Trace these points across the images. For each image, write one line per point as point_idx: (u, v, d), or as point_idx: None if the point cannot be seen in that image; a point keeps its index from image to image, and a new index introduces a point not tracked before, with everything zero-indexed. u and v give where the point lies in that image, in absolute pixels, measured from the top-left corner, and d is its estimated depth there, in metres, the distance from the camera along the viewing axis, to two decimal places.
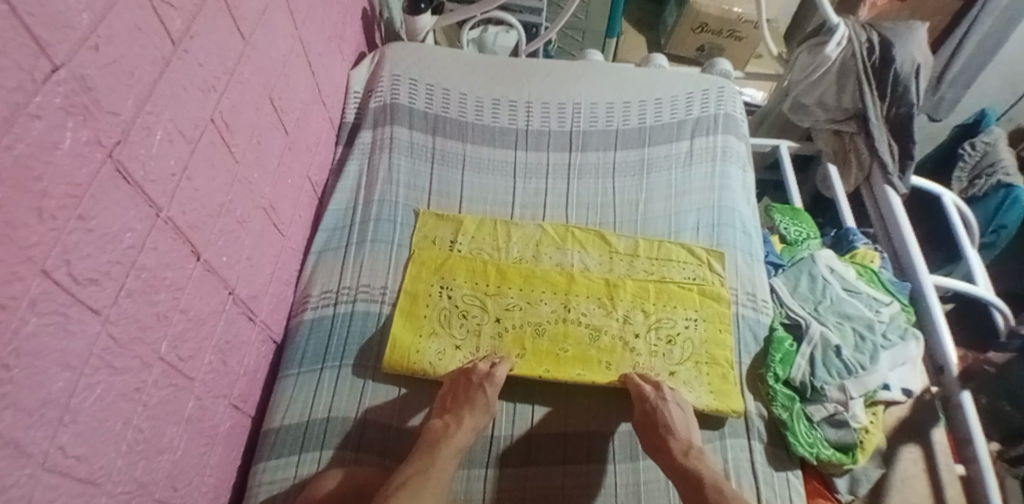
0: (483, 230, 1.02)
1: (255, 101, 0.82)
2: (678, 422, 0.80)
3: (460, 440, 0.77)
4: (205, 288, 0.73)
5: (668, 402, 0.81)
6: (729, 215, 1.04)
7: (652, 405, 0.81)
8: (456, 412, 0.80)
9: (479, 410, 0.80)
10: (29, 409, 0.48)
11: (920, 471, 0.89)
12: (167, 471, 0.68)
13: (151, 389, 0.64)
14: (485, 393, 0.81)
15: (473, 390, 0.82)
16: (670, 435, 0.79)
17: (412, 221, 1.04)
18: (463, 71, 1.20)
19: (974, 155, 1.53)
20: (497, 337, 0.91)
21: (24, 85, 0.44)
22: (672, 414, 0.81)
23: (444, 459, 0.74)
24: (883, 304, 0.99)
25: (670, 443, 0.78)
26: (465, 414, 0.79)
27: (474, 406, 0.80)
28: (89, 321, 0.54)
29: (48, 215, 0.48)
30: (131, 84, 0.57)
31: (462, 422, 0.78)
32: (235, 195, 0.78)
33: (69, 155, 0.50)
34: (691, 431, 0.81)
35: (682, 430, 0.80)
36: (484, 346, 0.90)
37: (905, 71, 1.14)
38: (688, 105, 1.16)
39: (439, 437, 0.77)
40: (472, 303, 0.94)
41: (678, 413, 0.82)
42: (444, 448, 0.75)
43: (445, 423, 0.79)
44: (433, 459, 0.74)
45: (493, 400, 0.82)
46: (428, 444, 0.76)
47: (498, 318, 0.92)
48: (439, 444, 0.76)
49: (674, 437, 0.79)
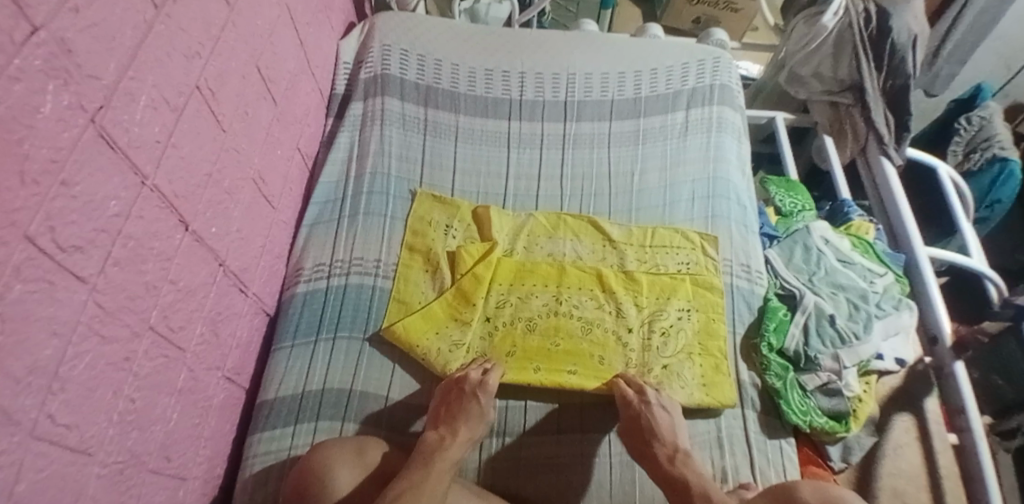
0: (476, 214, 1.01)
1: (241, 70, 0.81)
2: (664, 426, 0.77)
3: (454, 456, 0.72)
4: (194, 260, 0.72)
5: (652, 406, 0.79)
6: (724, 186, 1.03)
7: (637, 410, 0.79)
8: (452, 426, 0.75)
9: (472, 421, 0.77)
10: (18, 376, 0.47)
11: (912, 439, 0.90)
12: (160, 441, 0.68)
13: (142, 360, 0.64)
14: (479, 401, 0.78)
15: (466, 398, 0.78)
16: (656, 440, 0.76)
17: (409, 198, 1.03)
18: (455, 42, 1.18)
19: (969, 129, 1.52)
20: (487, 337, 0.90)
21: (4, 46, 0.43)
22: (657, 417, 0.78)
23: (440, 472, 0.69)
24: (877, 275, 0.99)
25: (657, 449, 0.76)
26: (459, 425, 0.75)
27: (469, 416, 0.77)
28: (75, 289, 0.53)
29: (31, 180, 0.47)
30: (113, 48, 0.56)
31: (456, 435, 0.74)
32: (222, 165, 0.77)
33: (51, 119, 0.49)
34: (677, 431, 0.79)
35: (669, 432, 0.77)
36: (475, 347, 0.89)
37: (902, 41, 1.13)
38: (684, 75, 1.14)
39: (432, 450, 0.72)
40: None
41: (665, 417, 0.79)
42: (439, 462, 0.70)
43: (441, 436, 0.74)
44: (427, 473, 0.68)
45: (486, 407, 0.79)
46: (422, 457, 0.71)
47: (487, 318, 0.91)
48: (434, 452, 0.71)
49: (660, 442, 0.76)
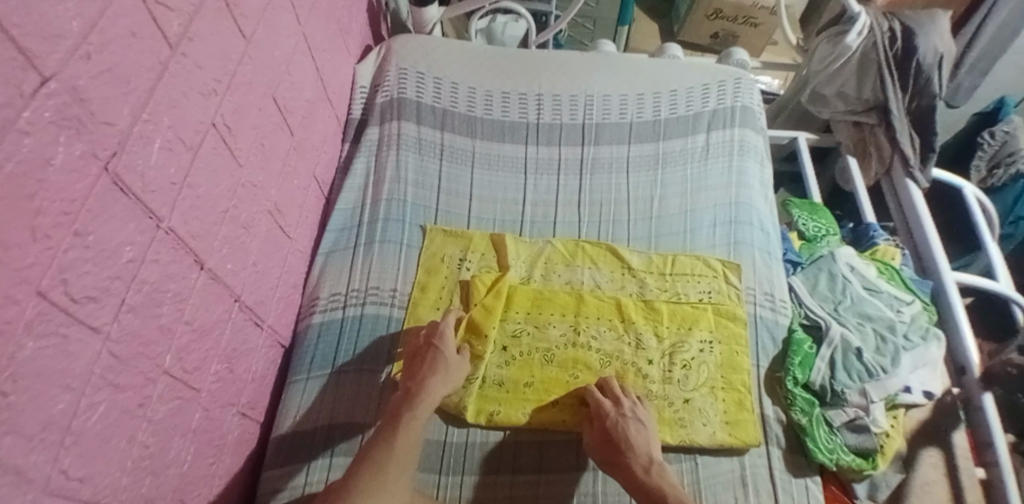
0: (493, 247, 0.99)
1: (259, 103, 0.79)
2: (638, 438, 0.79)
3: (423, 407, 0.77)
4: (210, 297, 0.71)
5: (628, 418, 0.80)
6: (747, 212, 1.01)
7: (613, 422, 0.79)
8: (419, 381, 0.80)
9: (439, 370, 0.81)
10: (30, 434, 0.46)
11: (940, 476, 0.87)
12: (175, 484, 0.67)
13: (156, 404, 0.62)
14: (439, 350, 0.83)
15: (427, 350, 0.83)
16: (630, 452, 0.77)
17: (419, 239, 1.00)
18: (472, 64, 1.16)
19: (992, 145, 1.44)
20: (505, 365, 0.88)
21: (14, 100, 0.41)
22: (631, 430, 0.79)
23: (408, 429, 0.74)
24: (904, 304, 0.96)
25: (630, 461, 0.77)
26: (427, 376, 0.80)
27: (434, 365, 0.81)
28: (89, 339, 0.51)
29: (43, 234, 0.45)
30: (127, 92, 0.54)
31: (421, 385, 0.79)
32: (239, 201, 0.76)
33: (63, 171, 0.47)
34: (652, 445, 0.80)
35: (641, 443, 0.79)
36: (491, 376, 0.88)
37: (928, 62, 1.10)
38: (704, 97, 1.12)
39: (403, 410, 0.77)
40: None
41: (639, 429, 0.80)
42: (407, 420, 0.75)
43: (408, 395, 0.79)
44: (395, 431, 0.74)
45: (450, 356, 0.83)
46: (389, 420, 0.76)
47: (504, 347, 0.90)
48: (402, 411, 0.77)
49: (634, 454, 0.77)
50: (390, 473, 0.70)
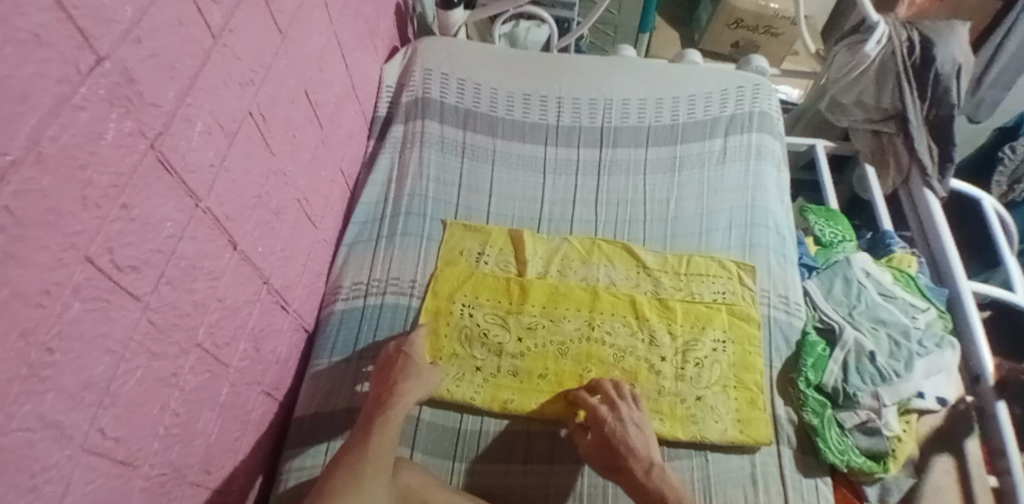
0: (508, 243, 1.01)
1: (291, 95, 0.83)
2: (637, 441, 0.79)
3: (396, 407, 0.79)
4: (241, 278, 0.74)
5: (625, 423, 0.80)
6: (762, 215, 1.02)
7: (610, 428, 0.79)
8: (392, 384, 0.81)
9: (411, 378, 0.82)
10: (71, 392, 0.48)
11: (952, 482, 0.86)
12: (201, 455, 0.70)
13: (187, 375, 0.65)
14: (404, 358, 0.84)
15: (395, 357, 0.85)
16: (630, 455, 0.78)
17: (439, 233, 1.03)
18: (494, 66, 1.19)
19: (1014, 160, 1.43)
20: (519, 357, 0.90)
21: (70, 76, 0.44)
22: (629, 435, 0.79)
23: (382, 433, 0.76)
24: (919, 310, 0.96)
25: (632, 464, 0.77)
26: (399, 380, 0.82)
27: (405, 369, 0.83)
28: (130, 307, 0.54)
29: (92, 204, 0.48)
30: (172, 77, 0.57)
31: (396, 390, 0.80)
32: (270, 188, 0.79)
33: (113, 146, 0.50)
34: (651, 445, 0.80)
35: (640, 446, 0.79)
36: (506, 366, 0.90)
37: (946, 72, 1.11)
38: (722, 101, 1.14)
39: (376, 415, 0.78)
40: (494, 322, 0.93)
41: (637, 432, 0.80)
42: (381, 424, 0.77)
43: (380, 400, 0.80)
44: (369, 437, 0.75)
45: (420, 361, 0.85)
46: (363, 426, 0.77)
47: (519, 339, 0.92)
48: (375, 417, 0.78)
49: (634, 457, 0.78)
50: (366, 473, 0.72)
